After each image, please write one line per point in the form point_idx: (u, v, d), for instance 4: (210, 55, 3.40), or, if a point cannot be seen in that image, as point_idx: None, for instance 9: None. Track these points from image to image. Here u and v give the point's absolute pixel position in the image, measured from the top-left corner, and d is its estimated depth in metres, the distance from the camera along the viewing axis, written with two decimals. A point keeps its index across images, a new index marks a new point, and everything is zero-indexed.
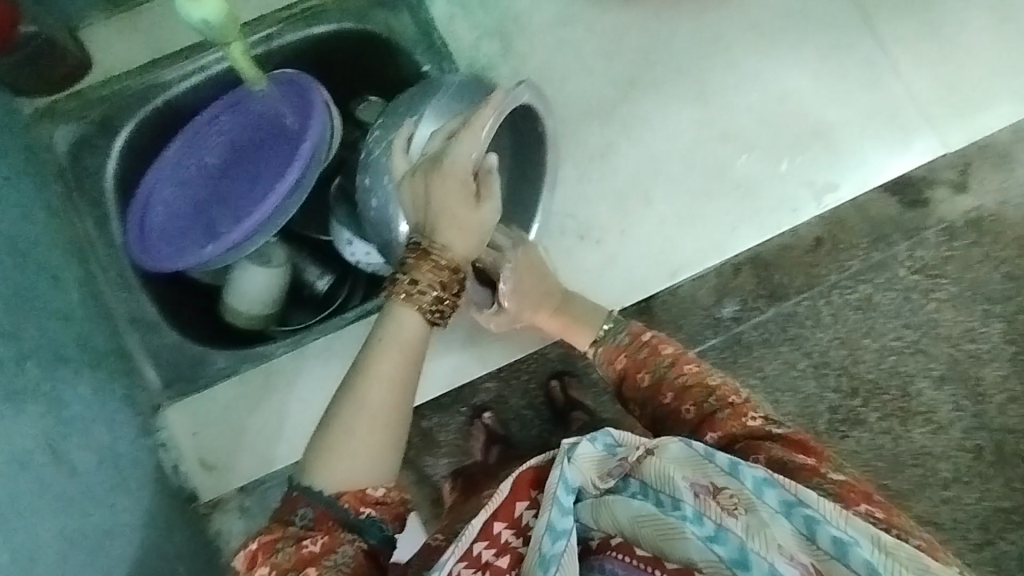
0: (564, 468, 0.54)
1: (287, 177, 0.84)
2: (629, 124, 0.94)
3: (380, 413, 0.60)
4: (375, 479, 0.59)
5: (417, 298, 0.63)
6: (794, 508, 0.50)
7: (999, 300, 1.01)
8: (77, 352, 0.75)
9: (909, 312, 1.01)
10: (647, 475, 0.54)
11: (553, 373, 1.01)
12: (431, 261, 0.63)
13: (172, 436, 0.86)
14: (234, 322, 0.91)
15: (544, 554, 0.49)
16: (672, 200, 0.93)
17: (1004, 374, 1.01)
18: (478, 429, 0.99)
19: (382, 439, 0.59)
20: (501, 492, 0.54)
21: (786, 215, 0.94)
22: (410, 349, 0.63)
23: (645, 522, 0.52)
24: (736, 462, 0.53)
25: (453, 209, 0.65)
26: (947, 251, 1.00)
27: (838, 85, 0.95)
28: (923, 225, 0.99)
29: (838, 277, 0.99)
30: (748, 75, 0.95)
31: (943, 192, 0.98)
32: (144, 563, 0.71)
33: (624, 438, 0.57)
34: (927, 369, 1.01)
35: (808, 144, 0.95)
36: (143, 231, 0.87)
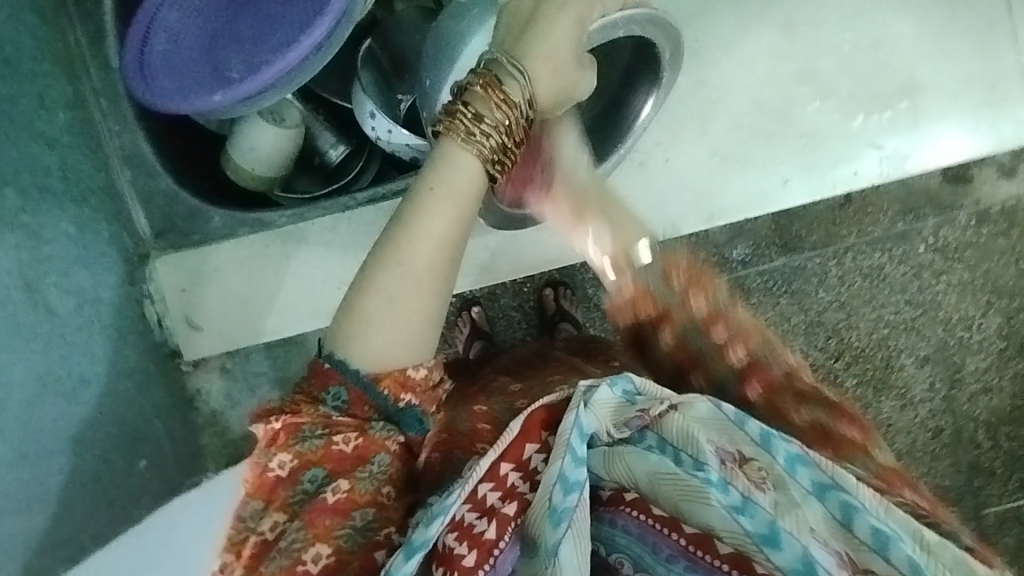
0: (579, 416, 0.50)
1: (314, 32, 0.73)
2: (702, 41, 0.83)
3: (427, 275, 0.52)
4: (413, 359, 0.53)
5: (477, 141, 0.52)
6: (828, 491, 0.47)
7: (1007, 294, 1.01)
8: (63, 184, 0.68)
9: (915, 289, 1.00)
10: (667, 431, 0.53)
11: (548, 282, 1.00)
12: (501, 94, 0.52)
13: (159, 288, 0.83)
14: (235, 180, 0.83)
15: (556, 506, 0.49)
16: (727, 136, 0.85)
17: (987, 365, 1.02)
18: (464, 322, 0.98)
19: (426, 309, 0.52)
20: (511, 431, 0.52)
21: (844, 177, 0.86)
22: (465, 207, 0.53)
23: (666, 480, 0.52)
24: (769, 436, 0.49)
25: (555, 46, 0.54)
26: (971, 236, 0.99)
27: (944, 41, 0.84)
28: (956, 205, 0.98)
29: (857, 241, 0.99)
30: (847, 11, 0.84)
31: (989, 173, 0.98)
32: (121, 416, 0.70)
33: (648, 387, 0.52)
34: (915, 349, 1.01)
35: (891, 102, 0.85)
36: (142, 60, 0.76)
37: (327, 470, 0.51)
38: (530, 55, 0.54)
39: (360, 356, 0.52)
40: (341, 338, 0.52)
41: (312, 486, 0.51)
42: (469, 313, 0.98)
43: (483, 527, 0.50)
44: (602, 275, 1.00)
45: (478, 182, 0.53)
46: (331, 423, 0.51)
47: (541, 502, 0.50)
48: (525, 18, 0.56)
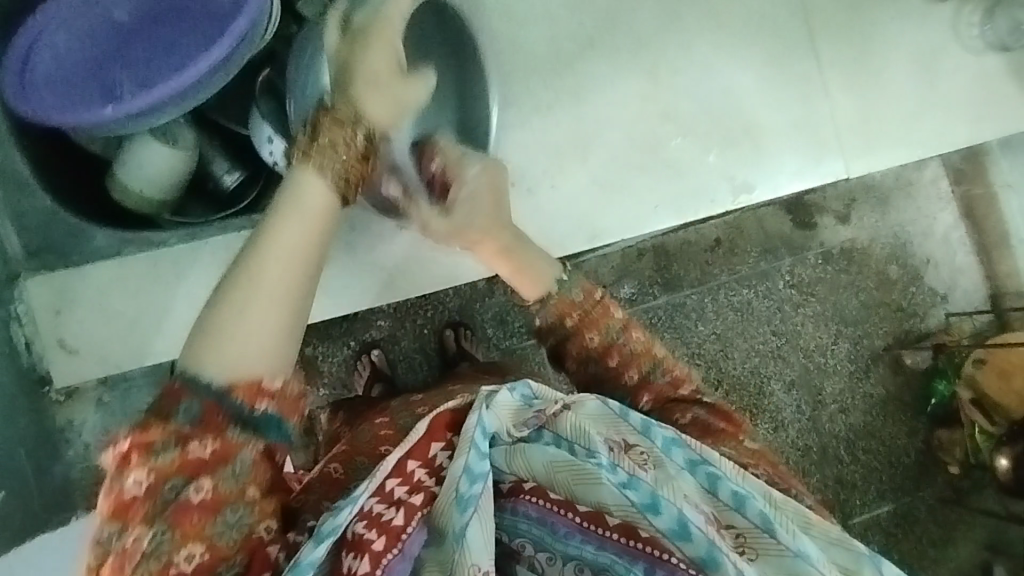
0: (481, 414, 0.55)
1: (211, 54, 0.74)
2: (582, 85, 0.94)
3: (276, 287, 0.54)
4: (271, 367, 0.53)
5: (324, 163, 0.59)
6: (698, 466, 0.58)
7: (851, 323, 1.22)
8: None
9: (779, 321, 1.19)
10: (563, 428, 0.58)
11: (447, 323, 1.07)
12: (339, 125, 0.60)
13: (28, 311, 0.77)
14: (121, 202, 0.81)
15: (462, 495, 0.53)
16: (604, 166, 0.95)
17: (842, 387, 1.22)
18: (363, 364, 1.03)
19: (277, 320, 0.53)
20: (417, 431, 0.57)
21: (704, 204, 0.99)
22: (311, 226, 0.56)
23: (562, 468, 0.57)
24: (649, 424, 0.58)
25: (375, 73, 0.63)
26: (819, 272, 1.21)
27: (774, 93, 1.01)
28: (806, 245, 1.20)
29: (727, 278, 1.17)
30: (696, 64, 0.98)
31: (828, 221, 1.21)
32: None
33: (544, 392, 0.58)
34: (782, 374, 1.19)
35: (737, 140, 0.99)
36: (25, 76, 0.75)
37: (185, 476, 0.50)
38: (356, 91, 0.62)
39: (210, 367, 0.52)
40: (195, 353, 0.52)
41: (172, 495, 0.50)
42: (368, 355, 1.03)
43: (392, 515, 0.54)
44: (502, 315, 1.09)
45: (328, 203, 0.58)
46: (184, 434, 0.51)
47: (446, 495, 0.54)
48: (350, 49, 0.64)
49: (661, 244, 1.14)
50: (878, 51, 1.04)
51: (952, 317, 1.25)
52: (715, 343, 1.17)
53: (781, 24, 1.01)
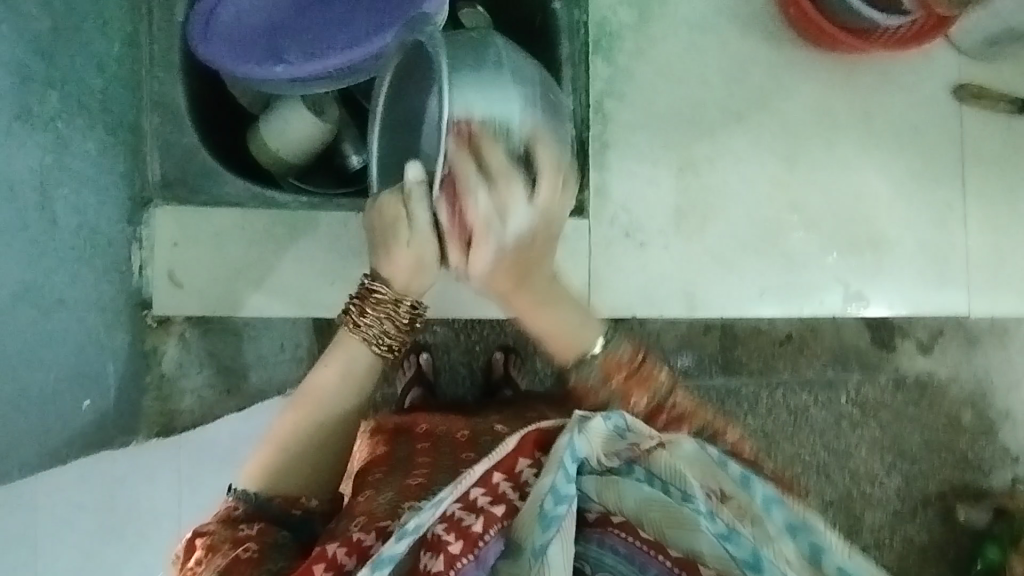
0: (573, 437, 0.56)
1: (378, 42, 0.77)
2: (716, 153, 0.92)
3: (314, 434, 0.68)
4: (306, 490, 0.66)
5: (363, 331, 0.69)
6: (799, 531, 0.55)
7: (911, 459, 1.16)
8: (97, 108, 0.69)
9: (834, 436, 1.14)
10: (656, 466, 0.58)
11: (501, 346, 1.08)
12: (375, 296, 0.68)
13: (149, 236, 0.80)
14: (255, 158, 0.85)
15: (546, 512, 0.54)
16: (720, 241, 0.92)
17: (882, 523, 1.16)
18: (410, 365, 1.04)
19: (306, 461, 0.68)
20: (508, 443, 0.58)
21: (811, 302, 0.93)
22: (355, 384, 0.70)
23: (655, 506, 0.57)
24: (748, 477, 0.57)
25: (389, 236, 0.65)
26: (889, 396, 1.15)
27: (911, 206, 0.95)
28: (880, 366, 1.14)
29: (789, 377, 1.13)
30: (837, 163, 0.94)
31: (909, 345, 1.14)
32: (85, 350, 0.67)
33: (638, 426, 0.59)
34: (824, 492, 1.14)
35: (861, 249, 0.94)
36: (210, 24, 0.78)
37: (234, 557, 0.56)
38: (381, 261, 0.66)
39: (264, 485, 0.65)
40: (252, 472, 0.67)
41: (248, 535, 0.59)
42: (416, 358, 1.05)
43: (472, 521, 0.55)
44: (556, 354, 1.10)
45: (369, 368, 0.70)
46: (239, 540, 0.57)
47: (529, 508, 0.55)
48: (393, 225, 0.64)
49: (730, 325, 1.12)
50: None
51: (1017, 483, 1.18)
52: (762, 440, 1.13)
53: (931, 143, 0.95)
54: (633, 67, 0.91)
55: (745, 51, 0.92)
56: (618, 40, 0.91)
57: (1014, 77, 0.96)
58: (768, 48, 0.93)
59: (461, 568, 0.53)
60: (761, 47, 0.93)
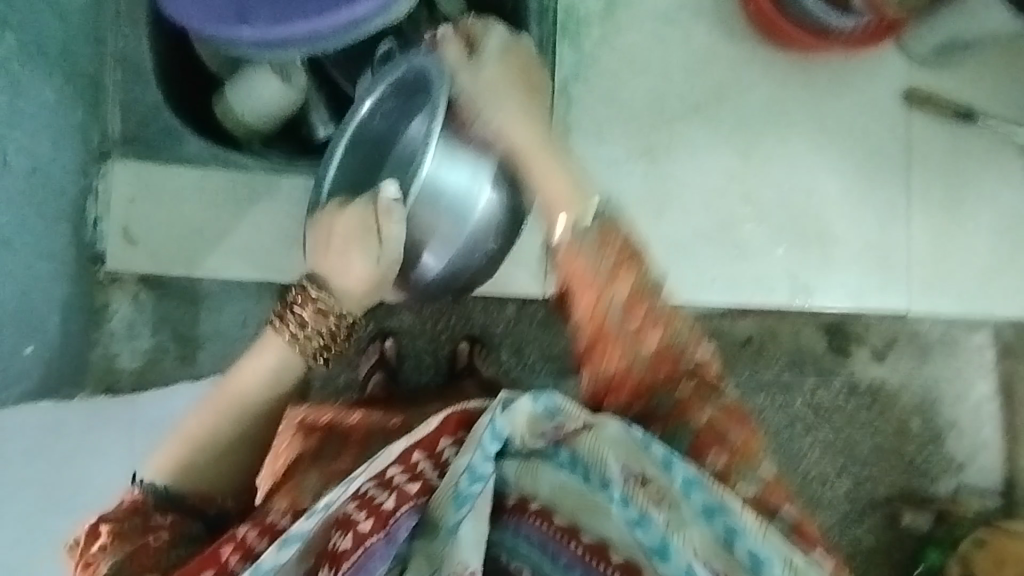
0: (495, 417, 0.55)
1: (349, 13, 0.73)
2: (674, 144, 0.95)
3: (230, 438, 0.64)
4: (222, 490, 0.62)
5: (301, 342, 0.65)
6: (716, 514, 0.54)
7: (859, 461, 1.21)
8: (58, 56, 0.69)
9: (787, 437, 1.20)
10: (580, 448, 0.58)
11: (466, 337, 1.08)
12: (314, 302, 0.64)
13: (106, 190, 0.81)
14: (219, 118, 0.83)
15: (460, 492, 0.53)
16: (674, 228, 0.95)
17: (830, 522, 1.21)
18: (374, 350, 1.07)
19: (226, 465, 0.63)
20: (429, 424, 0.58)
21: (760, 292, 0.96)
22: (283, 386, 0.66)
23: (572, 493, 0.57)
24: (671, 459, 0.56)
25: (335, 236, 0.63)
26: (841, 400, 1.20)
27: (858, 206, 0.99)
28: (835, 370, 1.19)
29: (746, 378, 1.19)
30: (788, 159, 0.97)
31: (864, 353, 1.20)
32: (31, 296, 0.67)
33: (566, 407, 0.58)
34: (774, 491, 1.19)
35: (809, 244, 0.98)
36: None
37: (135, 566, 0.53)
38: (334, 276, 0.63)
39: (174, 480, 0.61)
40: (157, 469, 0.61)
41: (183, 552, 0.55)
42: (380, 343, 1.07)
43: (384, 499, 0.54)
44: (523, 346, 1.09)
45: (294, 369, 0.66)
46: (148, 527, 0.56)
47: (444, 489, 0.54)
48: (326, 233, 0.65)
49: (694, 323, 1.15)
50: (973, 196, 1.01)
51: (963, 488, 1.21)
52: None
53: (880, 146, 1.00)
54: (599, 56, 0.94)
55: (708, 46, 0.96)
56: (585, 29, 0.94)
57: (962, 87, 1.00)
58: (729, 45, 0.96)
59: (371, 547, 0.52)
60: (723, 44, 0.96)
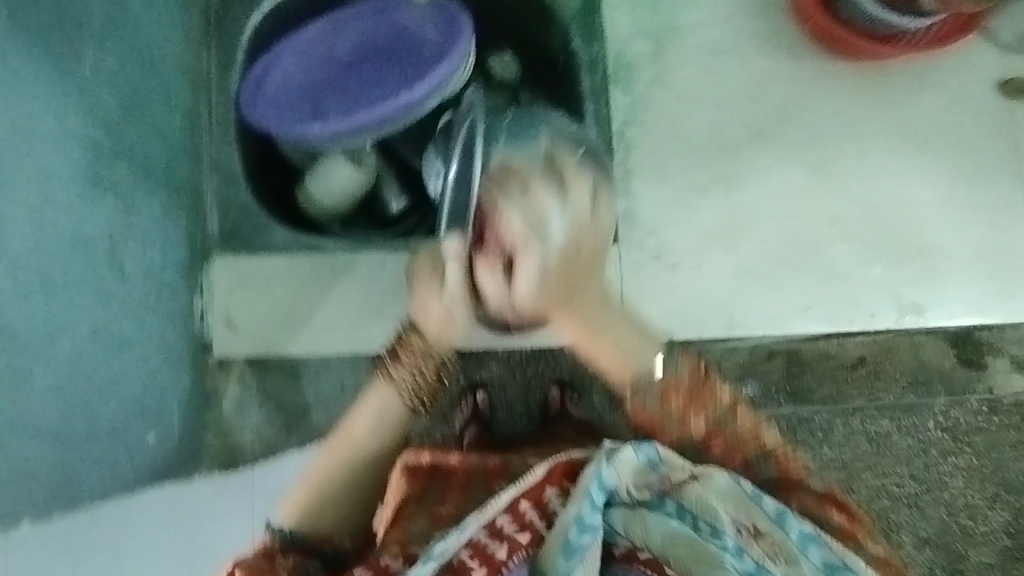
0: (603, 469, 0.58)
1: (407, 97, 0.81)
2: (743, 170, 0.91)
3: (341, 478, 0.73)
4: (340, 528, 0.71)
5: (394, 379, 0.76)
6: (837, 569, 0.56)
7: (1014, 488, 1.10)
8: (162, 173, 0.78)
9: (921, 466, 1.09)
10: (687, 499, 0.60)
11: (557, 382, 1.08)
12: (406, 353, 0.76)
13: (211, 288, 0.88)
14: (303, 208, 0.92)
15: (572, 541, 0.56)
16: (754, 254, 0.90)
17: (989, 560, 1.09)
18: (466, 404, 1.07)
19: (333, 518, 0.71)
20: (535, 473, 0.62)
21: (861, 316, 0.89)
22: (386, 432, 0.76)
23: (680, 543, 0.58)
24: (784, 513, 0.59)
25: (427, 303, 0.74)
26: (982, 422, 1.09)
27: (963, 210, 0.90)
28: (967, 389, 1.07)
29: (864, 404, 1.08)
30: (869, 170, 0.91)
31: (1003, 364, 1.06)
32: (151, 389, 0.74)
33: (668, 459, 0.62)
34: (916, 528, 1.09)
35: (911, 257, 0.90)
36: (257, 92, 0.85)
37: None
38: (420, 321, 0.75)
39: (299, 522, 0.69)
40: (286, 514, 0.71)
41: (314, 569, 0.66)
42: (473, 397, 1.07)
43: (496, 548, 0.58)
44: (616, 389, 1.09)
45: (394, 417, 0.77)
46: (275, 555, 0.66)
47: (555, 537, 0.58)
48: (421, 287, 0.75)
49: (795, 347, 1.03)
50: None
51: None
52: (840, 472, 1.09)
53: (978, 141, 0.91)
54: (652, 94, 0.93)
55: (767, 69, 0.93)
56: (636, 71, 0.94)
57: None
58: (790, 64, 0.92)
59: None
60: (782, 64, 0.92)
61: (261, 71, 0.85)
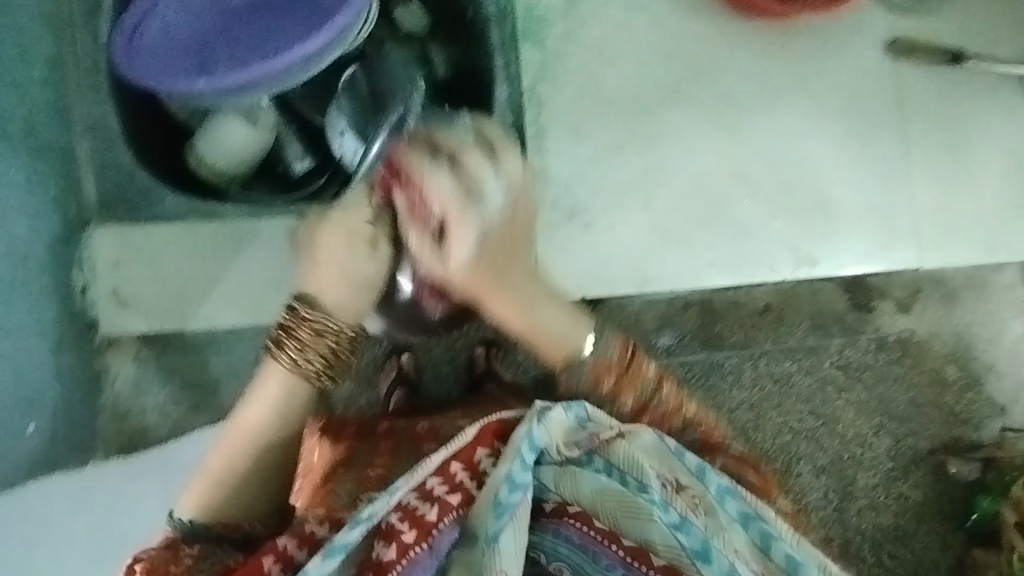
0: (532, 428, 0.56)
1: (304, 49, 0.73)
2: (654, 127, 0.92)
3: (249, 467, 0.66)
4: (249, 517, 0.65)
5: (303, 366, 0.68)
6: (750, 520, 0.57)
7: (898, 418, 1.16)
8: (23, 134, 0.69)
9: (819, 402, 1.15)
10: (614, 455, 0.59)
11: (483, 342, 1.08)
12: (310, 328, 0.67)
13: (91, 257, 0.81)
14: (194, 169, 0.83)
15: (501, 500, 0.53)
16: (665, 212, 0.92)
17: (876, 482, 1.15)
18: (390, 366, 1.07)
19: (248, 501, 0.66)
20: (464, 436, 0.58)
21: (762, 269, 0.94)
22: (288, 415, 0.68)
23: (610, 498, 0.57)
24: (704, 468, 0.59)
25: (337, 261, 0.68)
26: (872, 358, 1.15)
27: (854, 166, 0.95)
28: (861, 329, 1.15)
29: (771, 347, 1.14)
30: (771, 127, 0.94)
31: (888, 307, 1.15)
32: (27, 374, 0.67)
33: (597, 415, 0.60)
34: (814, 458, 1.14)
35: (808, 211, 0.94)
36: (134, 45, 0.75)
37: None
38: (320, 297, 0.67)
39: (202, 514, 0.64)
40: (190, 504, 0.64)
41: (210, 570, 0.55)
42: (397, 359, 1.06)
43: (426, 510, 0.53)
44: (539, 345, 1.10)
45: (298, 395, 0.68)
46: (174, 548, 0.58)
47: (484, 499, 0.54)
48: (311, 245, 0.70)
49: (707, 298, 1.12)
50: (973, 137, 0.97)
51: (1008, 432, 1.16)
52: (748, 412, 1.14)
53: (869, 99, 0.96)
54: (565, 50, 0.91)
55: (677, 25, 0.93)
56: (547, 25, 0.91)
57: (948, 27, 0.96)
58: (698, 21, 0.93)
59: (415, 558, 0.51)
60: (691, 20, 0.93)
61: (139, 21, 0.75)
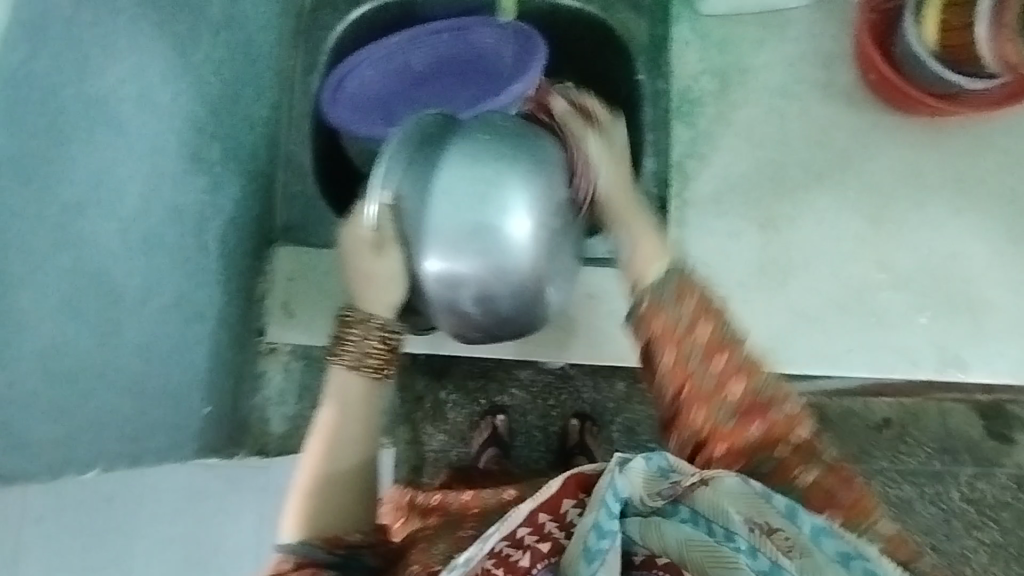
0: (616, 479, 0.57)
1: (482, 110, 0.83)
2: (797, 208, 0.93)
3: (326, 479, 0.69)
4: (348, 524, 0.69)
5: (352, 360, 0.72)
6: (853, 559, 0.52)
7: None
8: (246, 158, 0.81)
9: (944, 534, 1.11)
10: (699, 504, 0.59)
11: (577, 415, 1.10)
12: (351, 328, 0.72)
13: (273, 271, 0.90)
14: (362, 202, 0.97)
15: (590, 547, 0.55)
16: (804, 293, 0.91)
17: None
18: (485, 426, 1.09)
19: (333, 515, 0.68)
20: (550, 488, 0.61)
21: (905, 364, 0.89)
22: (368, 413, 0.72)
23: (697, 548, 0.58)
24: (794, 508, 0.55)
25: (365, 269, 0.70)
26: (1010, 497, 1.10)
27: (1010, 269, 0.91)
28: (997, 461, 1.10)
29: (887, 466, 1.10)
30: (921, 222, 0.92)
31: None
32: (211, 362, 0.75)
33: (679, 464, 0.59)
34: None
35: (957, 310, 0.90)
36: (336, 92, 0.88)
37: None
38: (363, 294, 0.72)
39: (304, 531, 0.67)
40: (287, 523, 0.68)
41: None
42: (492, 419, 1.09)
43: (518, 556, 0.60)
44: (635, 425, 1.10)
45: (365, 390, 0.72)
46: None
47: (575, 546, 0.57)
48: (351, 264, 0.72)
49: (821, 404, 1.08)
50: None
51: None
52: None
53: None
54: (714, 130, 0.96)
55: (827, 116, 0.95)
56: (700, 106, 0.97)
57: None
58: (851, 113, 0.95)
59: None
60: (843, 113, 0.95)
61: (343, 75, 0.88)
